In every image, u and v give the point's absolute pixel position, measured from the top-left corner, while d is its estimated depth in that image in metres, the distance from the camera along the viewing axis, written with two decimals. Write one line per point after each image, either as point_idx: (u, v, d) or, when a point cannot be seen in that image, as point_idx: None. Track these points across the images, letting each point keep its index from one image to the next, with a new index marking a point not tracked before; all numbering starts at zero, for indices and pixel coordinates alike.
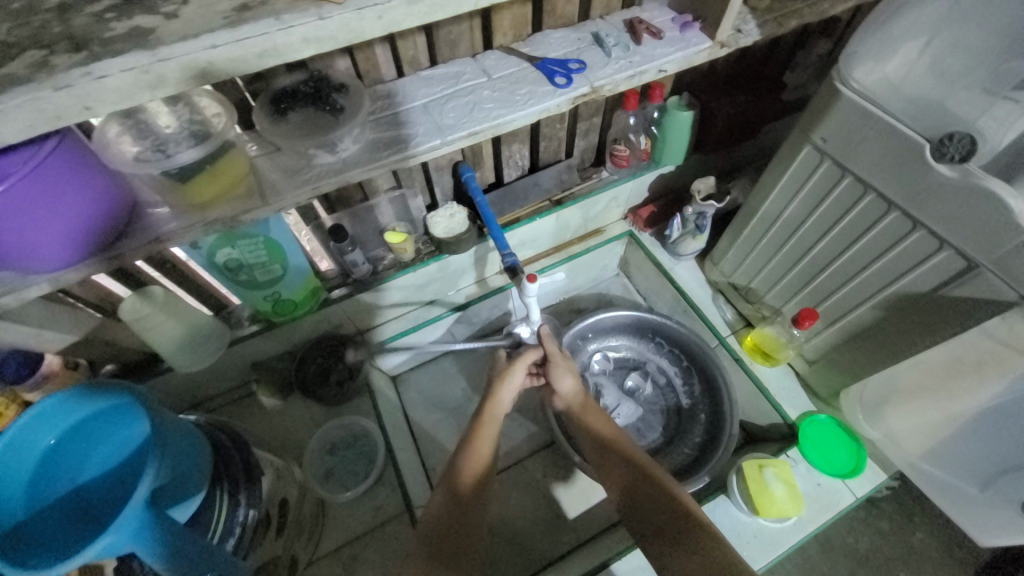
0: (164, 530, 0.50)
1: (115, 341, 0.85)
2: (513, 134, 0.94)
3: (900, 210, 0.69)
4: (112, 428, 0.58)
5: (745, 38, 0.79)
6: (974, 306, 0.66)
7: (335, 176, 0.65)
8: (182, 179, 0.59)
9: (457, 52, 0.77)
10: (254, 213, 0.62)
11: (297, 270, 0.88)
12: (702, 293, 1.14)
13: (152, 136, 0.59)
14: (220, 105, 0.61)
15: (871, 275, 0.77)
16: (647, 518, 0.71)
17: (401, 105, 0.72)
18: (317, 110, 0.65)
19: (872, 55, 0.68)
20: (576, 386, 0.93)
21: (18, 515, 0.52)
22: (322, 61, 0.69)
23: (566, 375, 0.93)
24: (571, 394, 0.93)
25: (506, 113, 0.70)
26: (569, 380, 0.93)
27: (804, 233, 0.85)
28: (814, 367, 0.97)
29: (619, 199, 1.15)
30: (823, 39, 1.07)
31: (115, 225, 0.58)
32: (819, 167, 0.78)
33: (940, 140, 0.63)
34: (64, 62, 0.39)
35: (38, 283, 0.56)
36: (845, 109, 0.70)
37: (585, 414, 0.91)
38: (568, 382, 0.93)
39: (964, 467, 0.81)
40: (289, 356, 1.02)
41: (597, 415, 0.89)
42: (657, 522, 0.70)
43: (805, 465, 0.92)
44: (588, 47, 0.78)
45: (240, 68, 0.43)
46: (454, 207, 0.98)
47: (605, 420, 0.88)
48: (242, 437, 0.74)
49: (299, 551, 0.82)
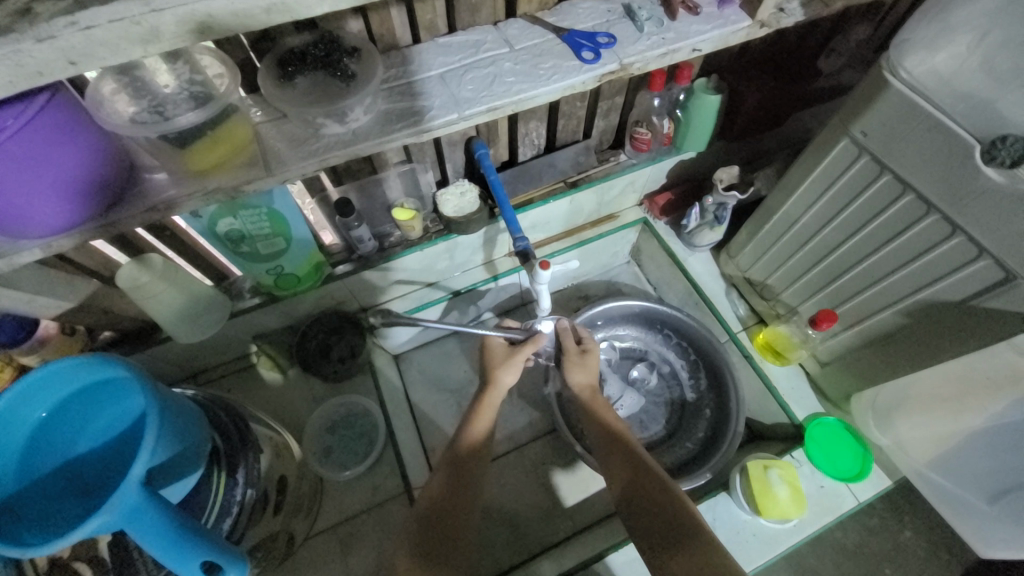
0: (161, 509, 0.49)
1: (113, 308, 0.82)
2: (531, 110, 0.89)
3: (939, 213, 0.66)
4: (107, 401, 0.57)
5: (788, 18, 0.73)
6: (1007, 319, 0.63)
7: (344, 148, 0.61)
8: (181, 144, 0.55)
9: (478, 18, 0.72)
10: (257, 183, 0.59)
11: (301, 244, 0.85)
12: (715, 286, 1.11)
13: (150, 95, 0.55)
14: (223, 65, 0.57)
15: (899, 280, 0.74)
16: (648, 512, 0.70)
17: (417, 73, 0.67)
18: (327, 76, 0.60)
19: (927, 44, 0.63)
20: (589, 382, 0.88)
21: (9, 488, 0.51)
22: (333, 22, 0.64)
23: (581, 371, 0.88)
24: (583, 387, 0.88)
25: (529, 88, 0.66)
26: (582, 375, 0.87)
27: (830, 231, 0.81)
28: (826, 369, 0.95)
29: (636, 184, 1.11)
30: (865, 23, 1.00)
31: (111, 190, 0.55)
32: (856, 162, 0.74)
33: (991, 143, 0.59)
34: (47, 10, 0.35)
35: (30, 248, 0.53)
36: (891, 101, 0.65)
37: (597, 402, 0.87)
38: (581, 376, 0.88)
39: (972, 479, 0.80)
40: (290, 331, 1.00)
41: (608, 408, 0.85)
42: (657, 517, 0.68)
43: (810, 467, 0.91)
44: (618, 20, 0.73)
45: (242, 23, 0.39)
46: (466, 184, 0.94)
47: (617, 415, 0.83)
48: (240, 413, 0.72)
49: (297, 527, 0.82)
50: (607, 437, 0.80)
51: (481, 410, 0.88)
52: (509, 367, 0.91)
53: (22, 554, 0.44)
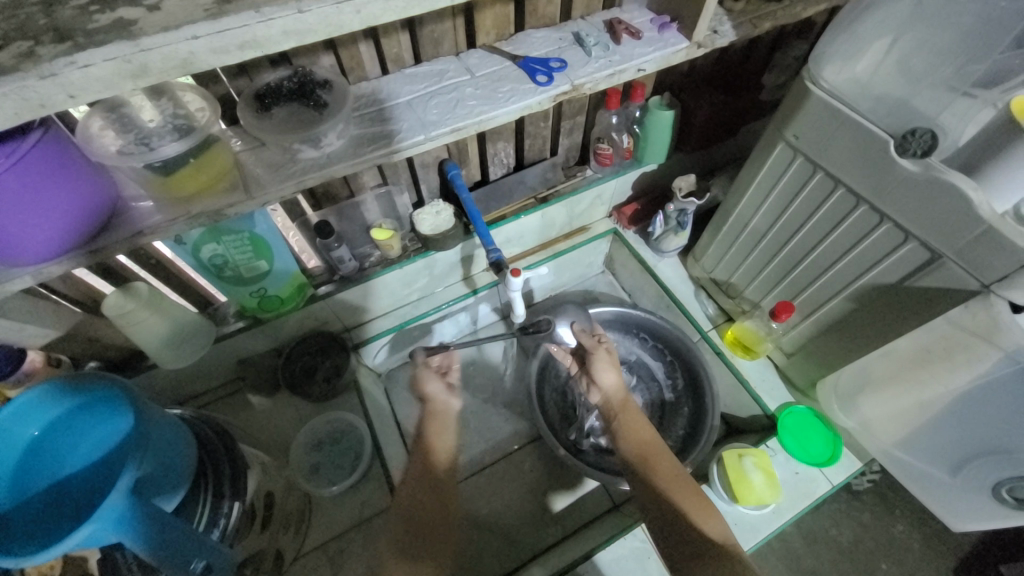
0: (147, 518, 0.50)
1: (100, 337, 0.85)
2: (497, 132, 0.96)
3: (867, 203, 0.72)
4: (93, 421, 0.59)
5: (721, 39, 0.81)
6: (940, 295, 0.69)
7: (319, 170, 0.66)
8: (166, 172, 0.59)
9: (441, 50, 0.78)
10: (238, 207, 0.63)
11: (283, 267, 0.88)
12: (684, 288, 1.17)
13: (136, 130, 0.60)
14: (204, 100, 0.62)
15: (843, 267, 0.80)
16: (675, 524, 0.67)
17: (385, 101, 0.73)
18: (300, 106, 0.66)
19: (841, 55, 0.70)
20: (618, 382, 0.85)
21: (1, 506, 0.53)
22: (307, 58, 0.70)
23: (609, 369, 0.86)
24: (612, 390, 0.85)
25: (489, 110, 0.72)
26: (612, 375, 0.85)
27: (781, 226, 0.87)
28: (792, 359, 1.00)
29: (603, 198, 1.17)
30: (800, 40, 1.10)
31: (100, 218, 0.58)
32: (793, 163, 0.81)
33: (904, 136, 0.66)
34: (49, 52, 0.40)
35: (21, 275, 0.56)
36: (815, 106, 0.73)
37: (630, 406, 0.83)
38: (610, 376, 0.85)
39: (934, 453, 0.82)
40: (275, 353, 1.02)
41: (638, 415, 0.81)
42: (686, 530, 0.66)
43: (784, 455, 0.95)
44: (568, 47, 0.80)
45: (221, 59, 0.44)
46: (440, 204, 0.98)
47: (646, 425, 0.79)
48: (227, 431, 0.74)
49: (285, 545, 0.83)
50: (636, 447, 0.76)
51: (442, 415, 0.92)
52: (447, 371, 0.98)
53: (20, 562, 0.46)
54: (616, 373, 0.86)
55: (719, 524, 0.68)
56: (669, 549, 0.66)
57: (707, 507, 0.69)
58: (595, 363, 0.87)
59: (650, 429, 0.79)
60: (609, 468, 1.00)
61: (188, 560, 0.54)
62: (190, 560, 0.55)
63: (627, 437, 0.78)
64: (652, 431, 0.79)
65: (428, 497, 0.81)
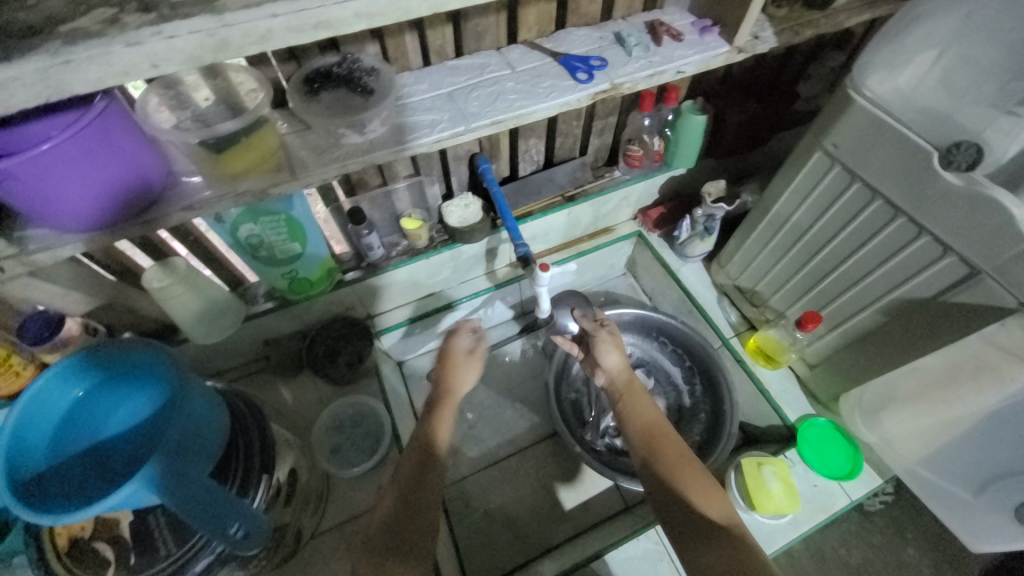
0: (183, 482, 0.51)
1: (136, 309, 0.88)
2: (531, 128, 0.97)
3: (905, 215, 0.72)
4: (128, 389, 0.61)
5: (762, 45, 0.81)
6: (975, 312, 0.68)
7: (362, 156, 0.67)
8: (217, 150, 0.61)
9: (483, 44, 0.79)
10: (283, 186, 0.65)
11: (315, 251, 0.90)
12: (707, 295, 1.16)
13: (191, 108, 0.62)
14: (256, 81, 0.64)
15: (876, 279, 0.79)
16: (675, 504, 0.66)
17: (427, 92, 0.74)
18: (348, 92, 0.67)
19: (886, 65, 0.70)
20: (622, 363, 0.87)
21: (39, 464, 0.56)
22: (354, 45, 0.72)
23: (612, 350, 0.88)
24: (617, 370, 0.86)
25: (528, 104, 0.73)
26: (615, 356, 0.87)
27: (813, 235, 0.87)
28: (815, 371, 0.99)
29: (630, 200, 1.17)
30: (837, 51, 1.08)
31: (153, 190, 0.60)
32: (829, 172, 0.80)
33: (948, 148, 0.66)
34: (135, 21, 0.41)
35: (73, 242, 0.58)
36: (857, 116, 0.72)
37: (634, 386, 0.83)
38: (613, 357, 0.87)
39: (959, 473, 0.81)
40: (300, 335, 1.04)
41: (643, 396, 0.81)
42: (686, 511, 0.65)
43: (802, 466, 0.94)
44: (609, 46, 0.80)
45: (294, 38, 0.45)
46: (469, 197, 1.00)
47: (650, 406, 0.80)
48: (259, 407, 0.76)
49: (304, 523, 0.84)
50: (640, 427, 0.77)
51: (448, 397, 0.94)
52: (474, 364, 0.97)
53: (58, 519, 0.48)
54: (620, 355, 0.88)
55: (723, 505, 0.66)
56: (670, 528, 0.65)
57: (711, 488, 0.68)
58: (598, 345, 0.89)
59: (655, 410, 0.79)
60: (622, 469, 1.01)
61: (226, 525, 0.57)
62: (226, 526, 0.57)
63: (632, 416, 0.79)
64: (657, 411, 0.79)
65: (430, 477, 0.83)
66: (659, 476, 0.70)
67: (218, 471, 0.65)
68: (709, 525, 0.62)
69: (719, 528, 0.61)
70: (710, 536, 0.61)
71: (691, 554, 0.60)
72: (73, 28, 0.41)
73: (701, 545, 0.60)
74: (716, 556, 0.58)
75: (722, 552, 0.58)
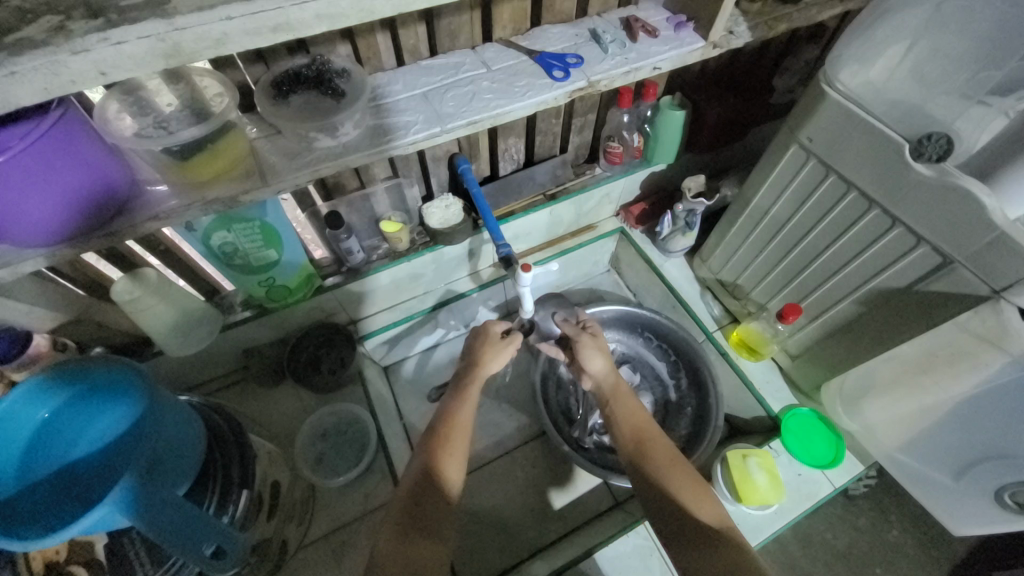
0: (155, 503, 0.49)
1: (107, 322, 0.85)
2: (509, 127, 0.96)
3: (879, 207, 0.73)
4: (99, 408, 0.59)
5: (737, 40, 0.81)
6: (948, 299, 0.69)
7: (335, 159, 0.65)
8: (182, 157, 0.59)
9: (457, 43, 0.78)
10: (254, 193, 0.63)
11: (292, 257, 0.88)
12: (690, 289, 1.17)
13: (153, 113, 0.60)
14: (221, 86, 0.62)
15: (853, 270, 0.80)
16: (668, 510, 0.66)
17: (401, 92, 0.73)
18: (319, 94, 0.65)
19: (858, 59, 0.71)
20: (607, 367, 0.85)
21: (7, 490, 0.54)
22: (324, 47, 0.70)
23: (596, 355, 0.86)
24: (602, 375, 0.85)
25: (505, 104, 0.72)
26: (599, 360, 0.85)
27: (791, 229, 0.88)
28: (798, 362, 1.01)
29: (612, 197, 1.17)
30: (811, 44, 1.09)
31: (116, 200, 0.58)
32: (805, 166, 0.81)
33: (920, 140, 0.67)
34: (81, 27, 0.39)
35: (34, 257, 0.56)
36: (830, 109, 0.73)
37: (621, 390, 0.83)
38: (598, 362, 0.86)
39: (938, 457, 0.82)
40: (281, 344, 1.02)
41: (630, 400, 0.81)
42: (679, 517, 0.65)
43: (787, 456, 0.96)
44: (584, 43, 0.80)
45: (254, 41, 0.44)
46: (450, 198, 0.98)
47: (638, 409, 0.79)
48: (238, 419, 0.74)
49: (290, 535, 0.83)
50: (629, 432, 0.77)
51: (466, 390, 0.90)
52: (497, 354, 0.93)
53: (27, 545, 0.46)
54: (604, 359, 0.87)
55: (713, 506, 0.67)
56: (665, 534, 0.65)
57: (702, 490, 0.68)
58: (581, 350, 0.87)
59: (643, 413, 0.79)
60: (610, 465, 1.01)
61: (201, 545, 0.55)
62: (202, 545, 0.55)
63: (620, 421, 0.78)
64: (645, 414, 0.79)
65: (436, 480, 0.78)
66: (650, 482, 0.69)
67: (195, 488, 0.63)
68: (703, 532, 0.62)
69: (713, 532, 0.62)
70: (705, 542, 0.61)
71: (687, 561, 0.61)
72: (16, 37, 0.39)
73: (696, 552, 0.61)
74: (711, 563, 0.58)
75: (717, 557, 0.58)
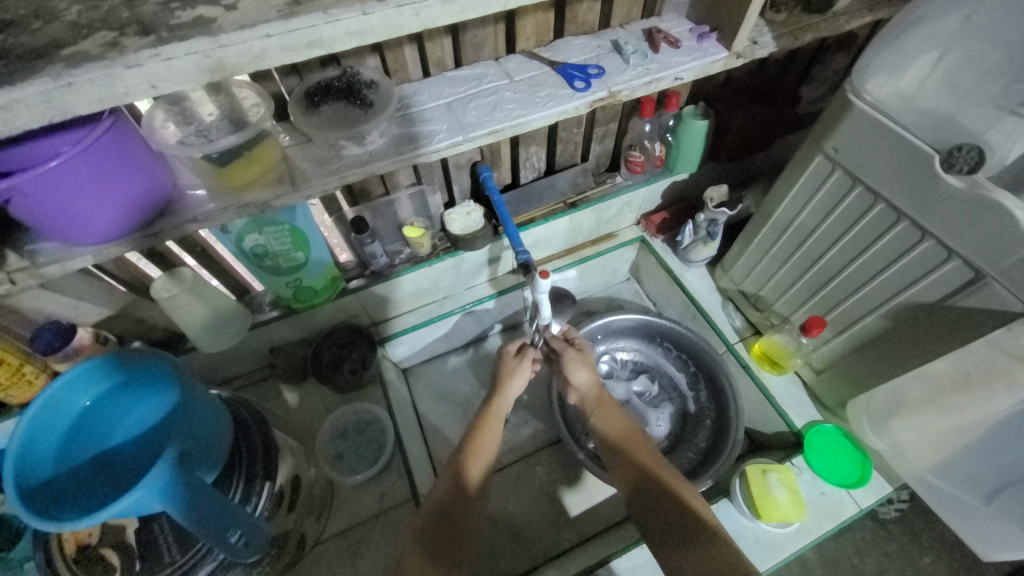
0: (189, 488, 0.52)
1: (145, 318, 0.90)
2: (531, 136, 0.97)
3: (909, 219, 0.71)
4: (138, 398, 0.62)
5: (761, 50, 0.81)
6: (980, 316, 0.67)
7: (362, 166, 0.68)
8: (221, 163, 0.63)
9: (481, 55, 0.80)
10: (285, 198, 0.66)
11: (318, 260, 0.91)
12: (712, 300, 1.15)
13: (195, 123, 0.64)
14: (258, 96, 0.66)
15: (880, 283, 0.78)
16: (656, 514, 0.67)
17: (425, 102, 0.75)
18: (348, 104, 0.68)
19: (886, 69, 0.69)
20: (592, 379, 0.86)
21: (49, 471, 0.57)
22: (354, 59, 0.73)
23: (581, 367, 0.87)
24: (587, 387, 0.86)
25: (526, 114, 0.74)
26: (584, 372, 0.86)
27: (815, 241, 0.86)
28: (822, 376, 0.98)
29: (633, 205, 1.17)
30: (841, 54, 1.07)
31: (158, 204, 0.62)
32: (830, 176, 0.80)
33: (949, 151, 0.65)
34: (134, 43, 0.43)
35: (82, 255, 0.60)
36: (857, 119, 0.72)
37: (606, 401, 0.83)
38: (582, 374, 0.86)
39: (969, 480, 0.79)
40: (306, 343, 1.05)
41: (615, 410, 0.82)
42: (667, 520, 0.66)
43: (810, 474, 0.92)
44: (607, 54, 0.81)
45: (289, 56, 0.47)
46: (471, 205, 1.00)
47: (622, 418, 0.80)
48: (262, 414, 0.76)
49: (308, 529, 0.85)
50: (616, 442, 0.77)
51: (485, 413, 0.90)
52: (516, 376, 0.92)
53: (65, 526, 0.49)
54: (589, 371, 0.87)
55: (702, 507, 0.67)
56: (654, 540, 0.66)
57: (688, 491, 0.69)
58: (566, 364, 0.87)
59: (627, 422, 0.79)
60: None
61: (226, 531, 0.58)
62: (228, 531, 0.58)
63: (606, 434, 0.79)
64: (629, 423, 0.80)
65: (457, 494, 0.80)
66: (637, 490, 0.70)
67: (221, 478, 0.66)
68: (690, 532, 0.63)
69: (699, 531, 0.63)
70: (693, 543, 0.62)
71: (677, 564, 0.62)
72: (75, 51, 0.43)
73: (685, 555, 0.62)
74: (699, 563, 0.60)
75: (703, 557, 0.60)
